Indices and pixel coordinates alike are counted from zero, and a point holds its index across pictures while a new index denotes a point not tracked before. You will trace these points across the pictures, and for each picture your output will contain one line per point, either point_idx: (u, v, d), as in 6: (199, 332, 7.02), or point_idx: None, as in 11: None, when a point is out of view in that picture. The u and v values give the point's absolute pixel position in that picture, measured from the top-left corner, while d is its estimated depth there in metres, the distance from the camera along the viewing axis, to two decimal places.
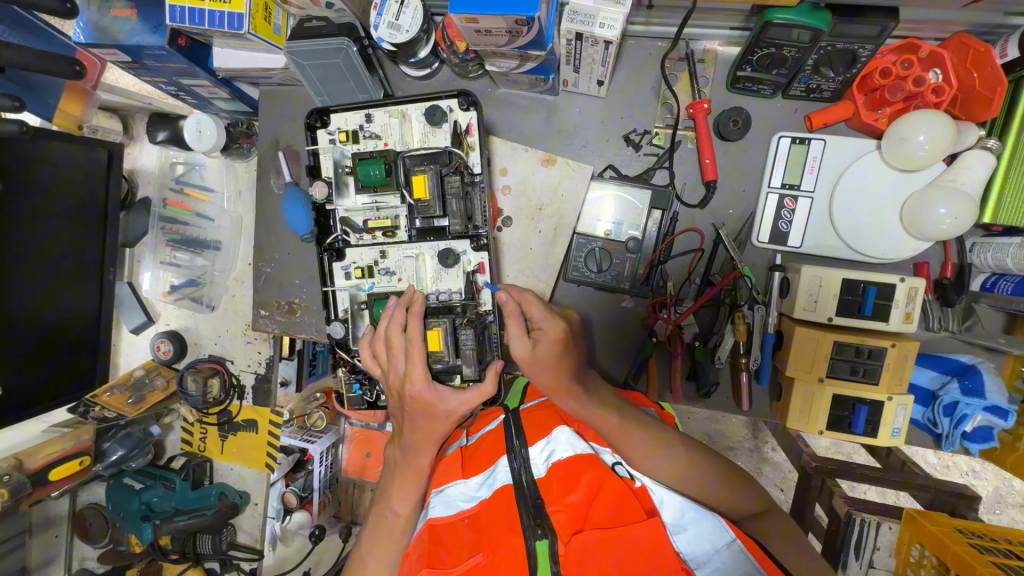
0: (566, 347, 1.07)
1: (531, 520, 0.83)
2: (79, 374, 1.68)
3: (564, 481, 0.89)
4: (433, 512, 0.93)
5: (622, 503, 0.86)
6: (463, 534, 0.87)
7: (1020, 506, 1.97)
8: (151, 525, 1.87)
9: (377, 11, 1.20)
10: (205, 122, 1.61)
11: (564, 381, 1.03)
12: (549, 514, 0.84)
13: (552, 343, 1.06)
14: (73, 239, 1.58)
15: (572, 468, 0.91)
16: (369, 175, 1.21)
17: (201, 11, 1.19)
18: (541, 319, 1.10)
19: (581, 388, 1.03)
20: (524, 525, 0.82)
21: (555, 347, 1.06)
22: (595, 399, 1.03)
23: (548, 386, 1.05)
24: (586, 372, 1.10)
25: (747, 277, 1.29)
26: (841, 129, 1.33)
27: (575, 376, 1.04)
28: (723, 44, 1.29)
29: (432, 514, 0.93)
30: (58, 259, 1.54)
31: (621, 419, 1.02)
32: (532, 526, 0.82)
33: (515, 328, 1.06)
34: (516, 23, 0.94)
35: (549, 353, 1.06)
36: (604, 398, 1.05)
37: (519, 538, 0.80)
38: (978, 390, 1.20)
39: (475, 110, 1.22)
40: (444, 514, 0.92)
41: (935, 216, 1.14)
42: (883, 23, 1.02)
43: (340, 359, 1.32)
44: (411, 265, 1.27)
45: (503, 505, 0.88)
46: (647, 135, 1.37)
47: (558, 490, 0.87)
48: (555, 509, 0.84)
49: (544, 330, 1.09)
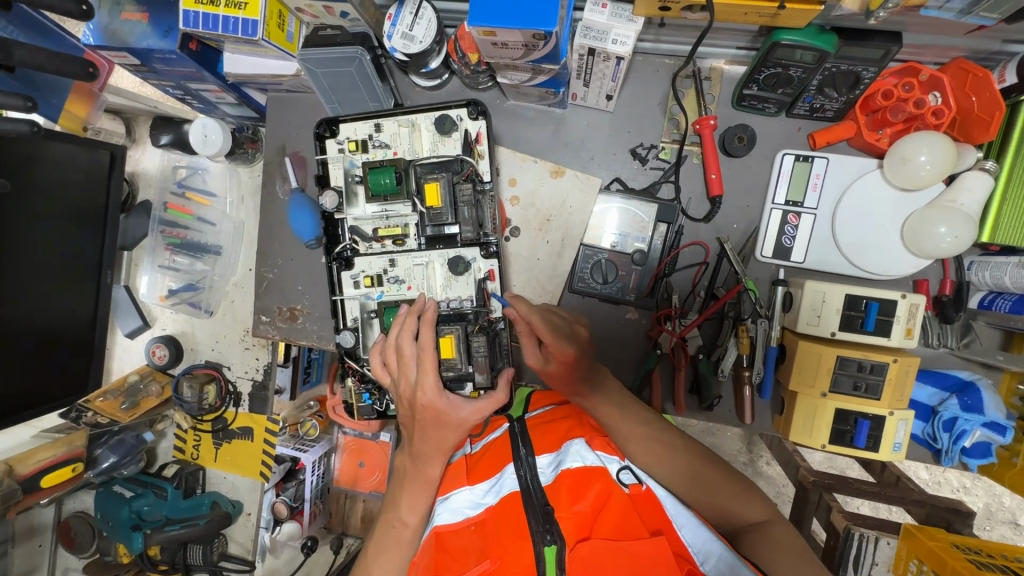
0: (576, 366, 1.06)
1: (540, 524, 0.83)
2: (73, 378, 1.65)
3: (572, 487, 0.88)
4: (439, 520, 0.93)
5: (630, 513, 0.86)
6: (470, 543, 0.87)
7: (1009, 523, 1.99)
8: (142, 535, 1.81)
9: (391, 22, 1.21)
10: (211, 126, 1.60)
11: (576, 385, 1.06)
12: (556, 521, 0.84)
13: (561, 367, 1.06)
14: (73, 238, 1.56)
15: (580, 476, 0.90)
16: (380, 184, 1.21)
17: (216, 17, 1.19)
18: (549, 341, 1.07)
19: (592, 391, 1.06)
20: (532, 530, 0.82)
21: (563, 370, 1.06)
22: (605, 404, 1.05)
23: (561, 387, 1.09)
24: (605, 372, 1.12)
25: (751, 291, 1.31)
26: (843, 148, 1.35)
27: (588, 380, 1.06)
28: (729, 62, 1.32)
29: (439, 522, 0.92)
30: (58, 259, 1.52)
31: (630, 421, 1.03)
32: (541, 531, 0.82)
33: (527, 343, 1.13)
34: (534, 37, 0.96)
35: (559, 374, 1.07)
36: (618, 399, 1.07)
37: (525, 542, 0.81)
38: (977, 406, 1.23)
39: (484, 119, 1.23)
40: (451, 522, 0.91)
41: (935, 234, 1.16)
42: (887, 47, 1.05)
43: (348, 368, 1.31)
44: (420, 272, 1.27)
45: (510, 512, 0.86)
46: (654, 150, 1.39)
47: (566, 497, 0.87)
48: (562, 516, 0.84)
49: (551, 352, 1.08)
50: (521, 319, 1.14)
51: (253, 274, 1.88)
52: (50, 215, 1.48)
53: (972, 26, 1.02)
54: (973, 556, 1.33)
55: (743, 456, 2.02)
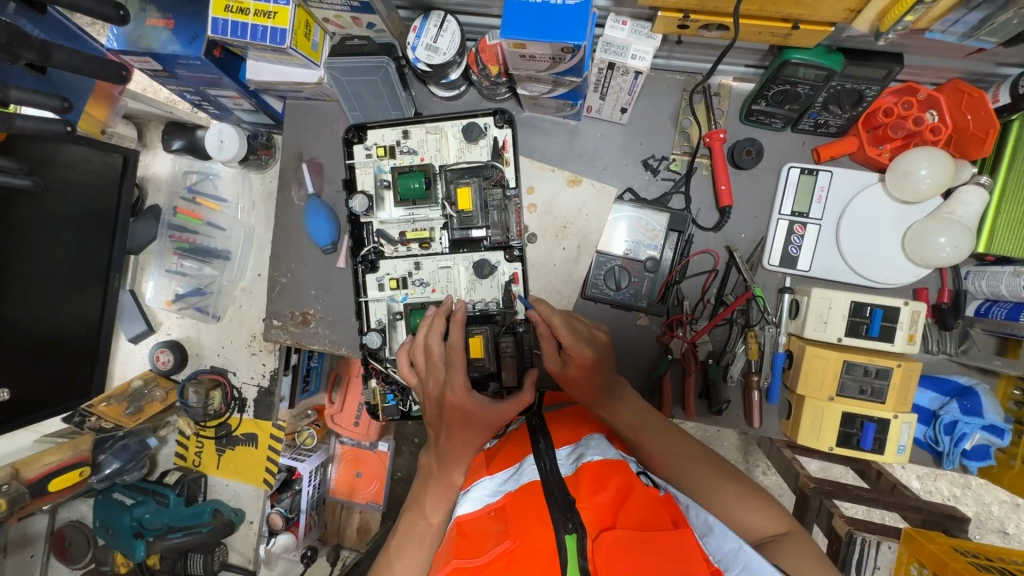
0: (594, 369, 1.10)
1: (562, 513, 0.79)
2: (75, 383, 1.62)
3: (593, 480, 0.86)
4: (460, 510, 0.93)
5: (650, 509, 0.84)
6: (490, 527, 0.85)
7: (999, 532, 2.05)
8: (144, 542, 1.83)
9: (416, 34, 1.25)
10: (228, 132, 1.61)
11: (597, 397, 1.10)
12: (578, 511, 0.80)
13: (580, 369, 1.10)
14: (74, 240, 1.51)
15: (600, 469, 0.89)
16: (409, 188, 1.33)
17: (245, 25, 1.22)
18: (569, 344, 1.11)
19: (612, 401, 1.11)
20: (554, 517, 0.78)
21: (583, 372, 1.10)
22: (625, 412, 1.11)
23: (581, 398, 1.13)
24: (623, 384, 1.17)
25: (758, 298, 1.37)
26: (846, 163, 1.41)
27: (607, 390, 1.11)
28: (737, 79, 1.38)
29: (460, 512, 0.92)
30: (58, 259, 1.47)
31: (648, 432, 1.09)
32: (562, 519, 0.78)
33: (547, 347, 1.17)
34: (562, 50, 1.00)
35: (577, 376, 1.12)
36: (636, 411, 1.12)
37: (547, 531, 0.77)
38: (976, 409, 1.29)
39: (509, 127, 1.34)
40: (470, 511, 0.90)
41: (935, 245, 1.22)
42: (890, 67, 1.12)
43: (373, 369, 1.39)
44: (445, 276, 1.37)
45: (530, 498, 0.84)
46: (665, 161, 1.44)
47: (586, 489, 0.84)
48: (583, 506, 0.81)
49: (571, 355, 1.11)
50: (543, 323, 1.17)
51: (262, 279, 1.88)
52: (59, 218, 1.45)
53: (970, 49, 1.09)
54: (973, 558, 1.36)
55: (741, 465, 2.02)
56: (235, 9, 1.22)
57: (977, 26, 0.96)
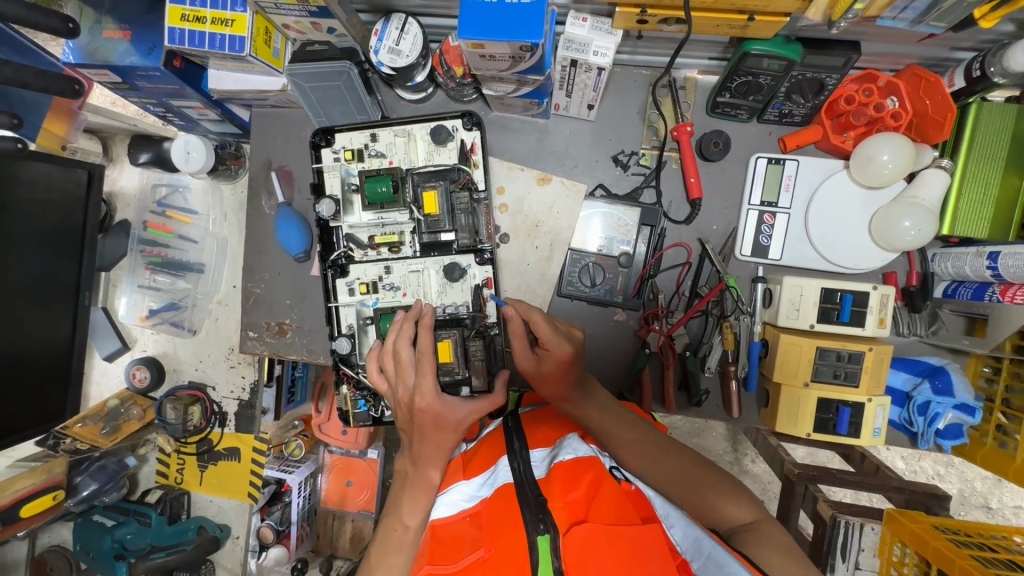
0: (571, 368, 1.10)
1: (533, 514, 0.80)
2: (48, 407, 1.56)
3: (565, 479, 0.86)
4: (436, 513, 0.92)
5: (621, 502, 0.85)
6: (466, 533, 0.86)
7: (982, 507, 2.08)
8: (126, 564, 1.77)
9: (377, 37, 1.24)
10: (194, 143, 1.58)
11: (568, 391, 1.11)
12: (550, 511, 0.81)
13: (557, 365, 1.10)
14: (29, 260, 1.44)
15: (573, 468, 0.89)
16: (377, 192, 1.31)
17: (202, 34, 1.20)
18: (547, 339, 1.10)
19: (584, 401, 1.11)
20: (526, 519, 0.79)
21: (559, 368, 1.10)
22: (597, 410, 1.10)
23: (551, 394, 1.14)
24: (594, 386, 1.17)
25: (732, 288, 1.38)
26: (812, 151, 1.43)
27: (579, 388, 1.12)
28: (702, 72, 1.39)
29: (435, 515, 0.91)
30: (13, 284, 1.40)
31: (622, 430, 1.08)
32: (534, 520, 0.79)
33: (521, 343, 1.15)
34: (520, 49, 1.00)
35: (552, 373, 1.11)
36: (609, 411, 1.11)
37: (519, 533, 0.77)
38: (947, 389, 1.31)
39: (479, 129, 1.34)
40: (447, 515, 0.90)
41: (900, 228, 1.24)
42: (847, 55, 1.13)
43: (344, 375, 1.39)
44: (415, 279, 1.38)
45: (502, 502, 0.84)
46: (634, 156, 1.45)
47: (558, 488, 0.85)
48: (556, 506, 0.81)
49: (549, 351, 1.10)
50: (520, 316, 1.12)
51: (237, 292, 1.85)
52: (20, 237, 1.40)
53: (923, 35, 1.11)
54: (953, 535, 1.37)
55: (729, 455, 2.06)
56: (192, 18, 1.20)
57: (926, 11, 0.98)
